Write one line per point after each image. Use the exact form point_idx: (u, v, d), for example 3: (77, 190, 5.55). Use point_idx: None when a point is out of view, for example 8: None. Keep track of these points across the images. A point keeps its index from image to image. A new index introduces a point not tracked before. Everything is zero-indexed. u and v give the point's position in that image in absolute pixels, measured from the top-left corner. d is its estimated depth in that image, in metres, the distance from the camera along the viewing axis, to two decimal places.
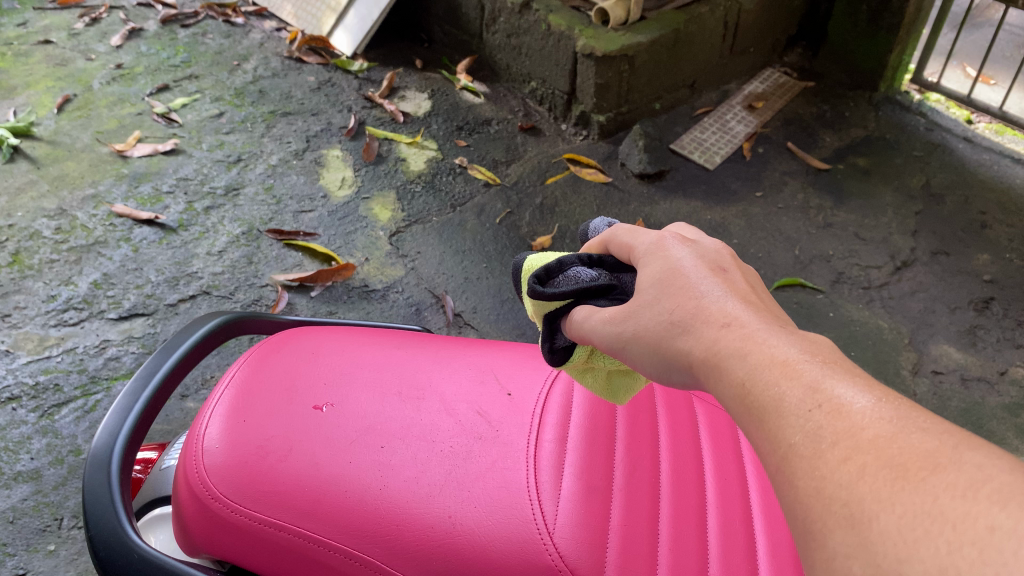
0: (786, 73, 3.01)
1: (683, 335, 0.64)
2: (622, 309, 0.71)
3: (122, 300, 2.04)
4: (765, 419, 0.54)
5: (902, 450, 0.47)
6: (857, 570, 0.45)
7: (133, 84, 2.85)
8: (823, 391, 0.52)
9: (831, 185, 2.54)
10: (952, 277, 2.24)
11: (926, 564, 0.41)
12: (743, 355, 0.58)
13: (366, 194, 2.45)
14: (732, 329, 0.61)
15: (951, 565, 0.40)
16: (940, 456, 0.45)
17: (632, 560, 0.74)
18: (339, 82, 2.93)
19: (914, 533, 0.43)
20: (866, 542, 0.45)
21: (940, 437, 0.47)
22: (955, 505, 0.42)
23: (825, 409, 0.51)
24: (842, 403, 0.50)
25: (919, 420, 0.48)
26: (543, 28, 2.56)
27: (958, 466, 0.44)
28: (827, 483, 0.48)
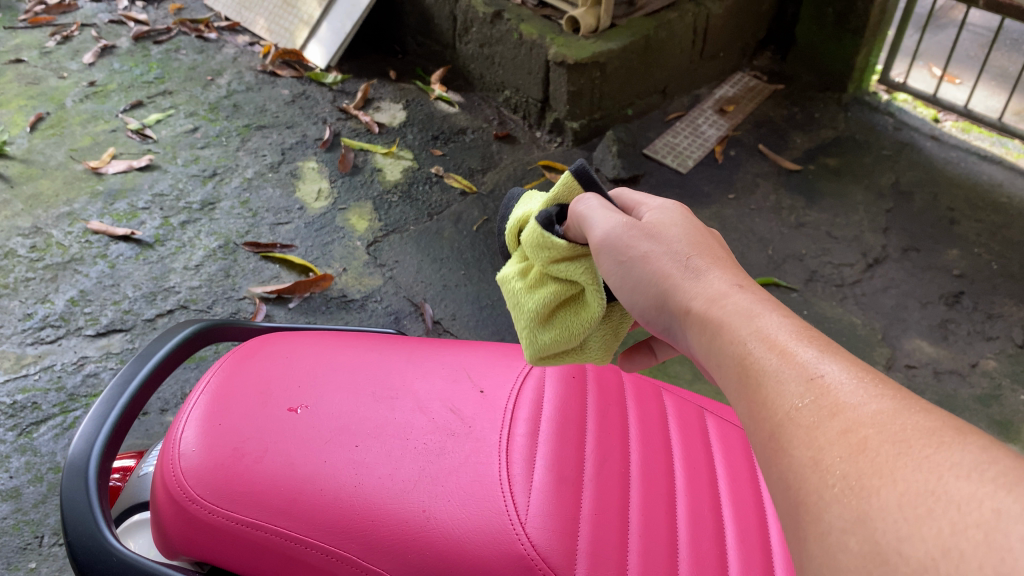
0: (756, 77, 3.06)
1: (692, 268, 0.72)
2: (637, 232, 0.77)
3: (99, 316, 2.04)
4: (760, 404, 0.58)
5: (903, 426, 0.49)
6: (853, 544, 0.46)
7: (106, 101, 2.85)
8: (814, 373, 0.56)
9: (803, 185, 2.58)
10: (923, 272, 2.28)
11: (928, 542, 0.43)
12: (751, 297, 0.65)
13: (342, 204, 2.46)
14: (740, 295, 0.67)
15: (955, 544, 0.42)
16: (944, 436, 0.47)
17: (602, 548, 0.76)
18: (313, 95, 2.94)
19: (916, 511, 0.44)
20: (865, 518, 0.46)
21: (940, 418, 0.50)
22: (960, 486, 0.44)
23: (817, 393, 0.55)
24: (833, 389, 0.54)
25: (915, 402, 0.51)
26: (515, 37, 2.59)
27: (962, 447, 0.46)
28: (824, 457, 0.51)
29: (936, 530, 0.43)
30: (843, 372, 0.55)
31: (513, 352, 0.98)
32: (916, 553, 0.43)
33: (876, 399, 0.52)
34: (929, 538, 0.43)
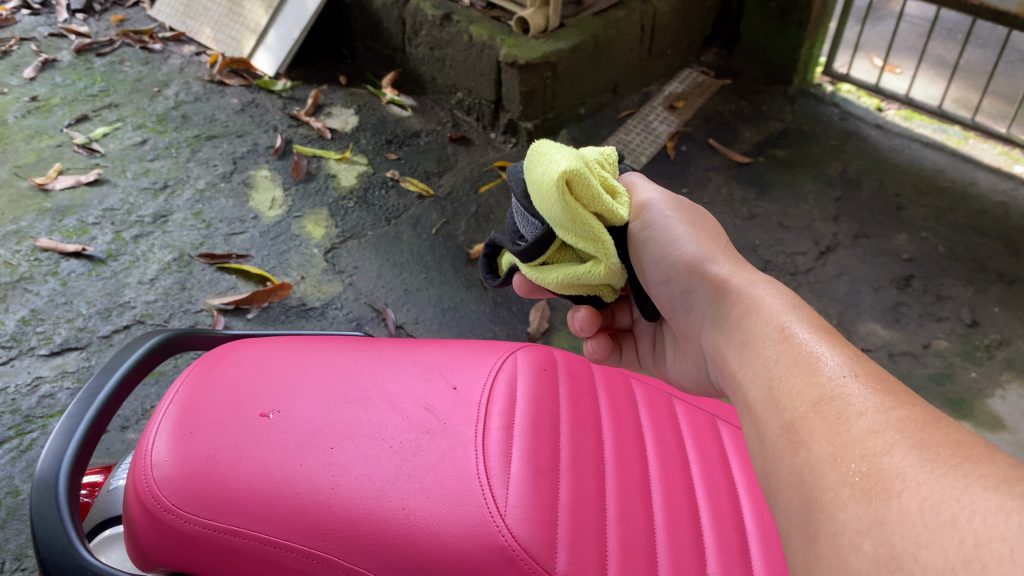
0: (704, 72, 3.10)
1: (732, 270, 0.97)
2: (685, 217, 1.05)
3: (53, 335, 2.00)
4: (795, 421, 0.71)
5: (923, 429, 0.60)
6: (867, 544, 0.55)
7: (50, 116, 2.79)
8: (840, 391, 0.69)
9: (754, 177, 2.63)
10: (874, 258, 2.34)
11: (949, 551, 0.50)
12: (784, 294, 0.88)
13: (297, 212, 2.44)
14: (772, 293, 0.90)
15: (977, 555, 0.48)
16: (979, 455, 0.56)
17: (581, 535, 0.77)
18: (262, 103, 2.91)
19: (938, 518, 0.52)
20: (882, 520, 0.56)
21: (965, 434, 0.59)
22: (988, 502, 0.50)
23: (843, 405, 0.67)
24: (856, 404, 0.66)
25: (938, 419, 0.62)
26: (465, 39, 2.59)
27: (992, 463, 0.54)
28: (847, 456, 0.62)
29: (958, 541, 0.50)
30: (864, 389, 0.68)
31: (483, 347, 0.98)
32: (933, 559, 0.50)
33: (896, 409, 0.63)
34: (949, 547, 0.50)
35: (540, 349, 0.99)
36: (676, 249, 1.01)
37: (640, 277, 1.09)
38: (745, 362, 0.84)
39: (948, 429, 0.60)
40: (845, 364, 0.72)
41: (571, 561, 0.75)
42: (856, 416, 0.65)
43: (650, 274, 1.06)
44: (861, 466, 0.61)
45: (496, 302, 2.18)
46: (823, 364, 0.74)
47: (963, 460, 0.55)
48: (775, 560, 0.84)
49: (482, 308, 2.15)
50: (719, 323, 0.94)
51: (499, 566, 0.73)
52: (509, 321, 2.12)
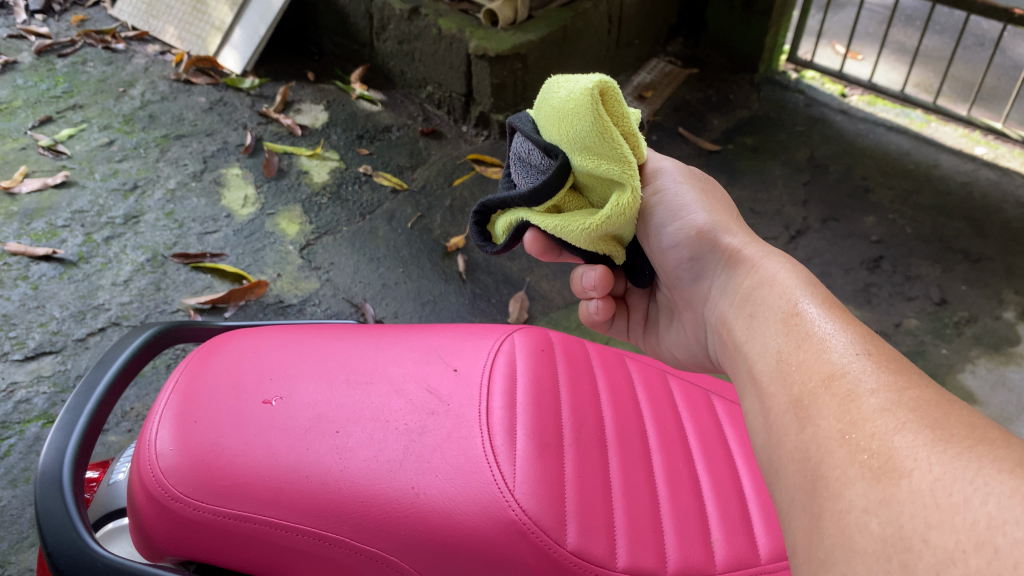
0: (671, 62, 3.13)
1: (745, 242, 0.99)
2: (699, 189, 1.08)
3: (26, 340, 1.97)
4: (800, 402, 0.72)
5: (935, 412, 0.61)
6: (876, 524, 0.55)
7: (12, 118, 2.74)
8: (846, 373, 0.70)
9: (724, 164, 2.66)
10: (843, 240, 2.38)
11: (961, 533, 0.50)
12: (799, 270, 0.91)
13: (271, 210, 2.43)
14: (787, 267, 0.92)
15: (991, 536, 0.48)
16: (990, 437, 0.56)
17: (589, 507, 0.79)
18: (231, 101, 2.89)
19: (952, 498, 0.52)
20: (892, 501, 0.55)
21: (975, 419, 0.60)
22: (1003, 481, 0.51)
23: (848, 388, 0.68)
24: (860, 387, 0.67)
25: (944, 401, 0.63)
26: (434, 32, 2.59)
27: (1005, 446, 0.54)
28: (855, 434, 0.63)
29: (972, 522, 0.50)
30: (870, 369, 0.69)
31: (479, 330, 0.99)
32: (945, 541, 0.50)
33: (906, 391, 0.64)
34: (960, 529, 0.50)
35: (535, 330, 1.00)
36: (687, 216, 1.03)
37: (644, 246, 1.11)
38: (759, 334, 0.86)
39: (959, 411, 0.61)
40: (855, 345, 0.73)
41: (580, 533, 0.77)
42: (867, 395, 0.66)
43: (657, 241, 1.07)
44: (870, 444, 0.61)
45: (474, 294, 2.18)
46: (833, 344, 0.75)
47: (976, 444, 0.55)
48: (774, 526, 0.87)
49: (461, 300, 2.16)
50: (731, 295, 0.96)
51: (512, 541, 0.75)
52: (489, 313, 2.13)
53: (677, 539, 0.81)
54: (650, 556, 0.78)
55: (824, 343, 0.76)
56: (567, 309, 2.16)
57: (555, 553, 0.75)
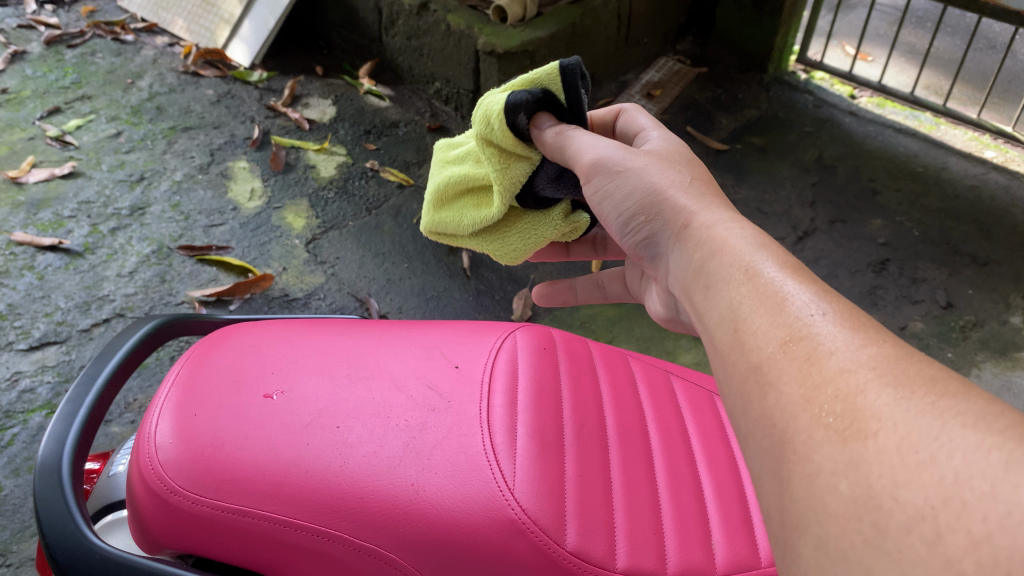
0: (680, 61, 3.12)
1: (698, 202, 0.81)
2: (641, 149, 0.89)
3: (32, 330, 1.97)
4: (748, 348, 0.64)
5: (902, 367, 0.54)
6: (844, 486, 0.51)
7: (21, 108, 2.74)
8: (804, 321, 0.61)
9: (731, 164, 2.65)
10: (850, 242, 2.37)
11: (929, 490, 0.47)
12: (753, 234, 0.74)
13: (277, 203, 2.43)
14: (740, 232, 0.75)
15: (959, 493, 0.45)
16: (948, 385, 0.52)
17: (589, 508, 0.79)
18: (239, 94, 2.89)
19: (918, 456, 0.48)
20: (858, 460, 0.51)
21: (940, 368, 0.55)
22: (967, 433, 0.48)
23: (808, 336, 0.60)
24: (820, 331, 0.60)
25: (914, 355, 0.56)
26: (443, 28, 2.59)
27: (968, 397, 0.51)
28: (815, 394, 0.57)
29: (939, 478, 0.47)
30: (834, 320, 0.60)
31: (482, 327, 0.99)
32: (913, 499, 0.47)
33: (871, 346, 0.57)
34: (929, 486, 0.47)
35: (538, 328, 0.99)
36: (632, 186, 0.85)
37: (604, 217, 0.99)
38: (710, 314, 0.72)
39: (922, 364, 0.55)
40: (815, 301, 0.63)
41: (580, 533, 0.76)
42: (827, 355, 0.58)
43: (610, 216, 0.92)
44: (835, 405, 0.55)
45: (479, 290, 2.18)
46: (792, 301, 0.64)
47: (940, 396, 0.51)
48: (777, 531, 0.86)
49: (466, 297, 2.16)
50: (681, 266, 0.79)
51: (511, 540, 0.74)
52: (493, 309, 2.13)
53: (678, 541, 0.81)
54: (651, 558, 0.78)
55: (776, 293, 0.66)
56: (571, 307, 2.16)
57: (555, 553, 0.74)
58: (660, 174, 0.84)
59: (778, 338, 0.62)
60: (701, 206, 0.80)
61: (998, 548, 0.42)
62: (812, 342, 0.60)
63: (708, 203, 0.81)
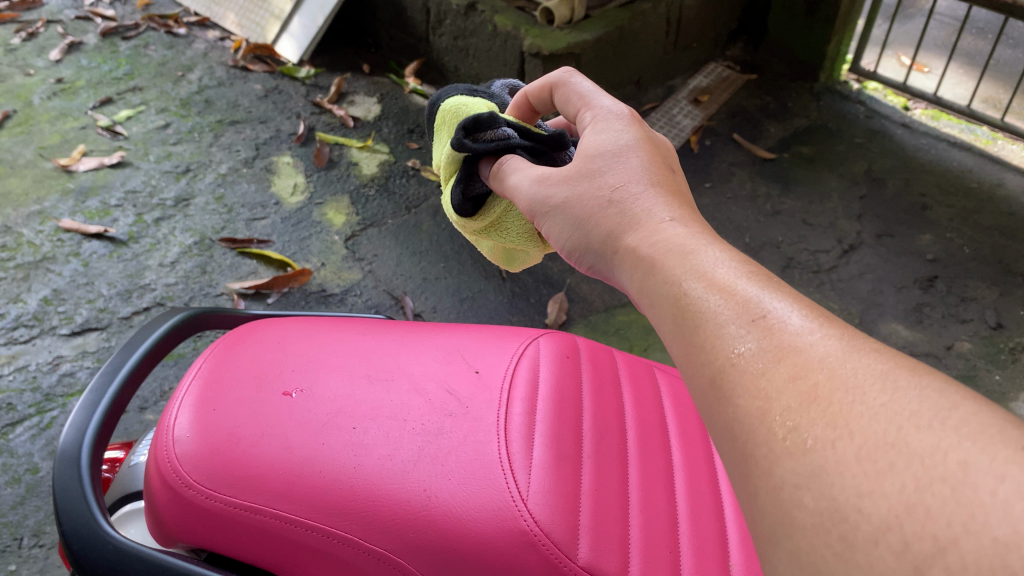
0: (729, 67, 3.07)
1: (623, 221, 0.75)
2: (556, 175, 0.83)
3: (75, 315, 2.01)
4: (697, 344, 0.60)
5: (853, 369, 0.51)
6: (810, 501, 0.47)
7: (74, 98, 2.80)
8: (759, 315, 0.57)
9: (778, 173, 2.60)
10: (897, 257, 2.31)
11: (892, 501, 0.43)
12: (673, 256, 0.67)
13: (319, 199, 2.44)
14: (656, 261, 0.68)
15: (920, 502, 0.42)
16: (894, 379, 0.49)
17: (604, 522, 0.77)
18: (285, 90, 2.91)
19: (876, 466, 0.45)
20: (819, 473, 0.47)
21: (891, 358, 0.51)
22: (922, 437, 0.45)
23: (762, 330, 0.56)
24: (776, 325, 0.56)
25: (866, 345, 0.53)
26: (489, 28, 2.58)
27: (918, 391, 0.48)
28: (772, 405, 0.52)
29: (900, 487, 0.43)
30: (791, 311, 0.57)
31: (505, 332, 0.98)
32: (877, 510, 0.44)
33: (828, 335, 0.54)
34: (891, 495, 0.44)
35: (563, 336, 0.97)
36: (564, 234, 0.81)
37: None
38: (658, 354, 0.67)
39: (879, 351, 0.52)
40: (770, 292, 0.59)
41: (593, 548, 0.74)
42: (788, 347, 0.54)
43: None
44: (789, 419, 0.51)
45: (514, 293, 2.17)
46: (740, 292, 0.60)
47: (891, 398, 0.48)
48: None
49: (500, 299, 2.14)
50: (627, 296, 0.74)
51: (521, 552, 0.73)
52: (527, 313, 2.11)
53: (693, 561, 0.78)
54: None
55: (736, 290, 0.61)
56: (607, 313, 2.14)
57: (565, 567, 0.73)
58: (582, 198, 0.79)
59: (741, 330, 0.57)
60: (628, 225, 0.74)
61: (965, 553, 0.39)
62: (780, 336, 0.55)
63: (632, 216, 0.74)
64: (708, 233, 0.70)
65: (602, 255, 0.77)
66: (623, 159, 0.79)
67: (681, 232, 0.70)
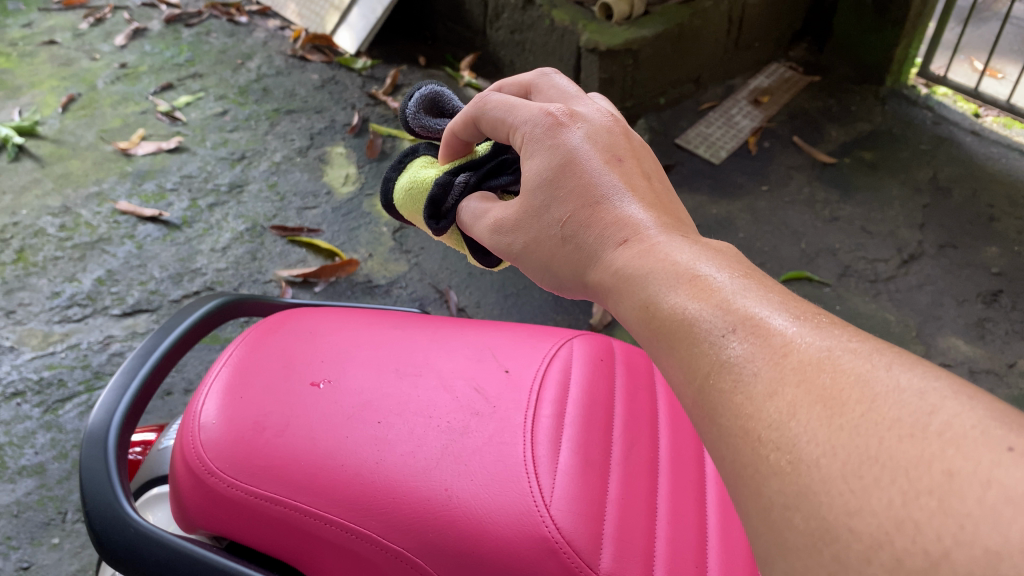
0: (792, 68, 2.99)
1: (584, 256, 0.75)
2: (509, 219, 0.82)
3: (126, 296, 2.00)
4: (678, 349, 0.57)
5: (834, 373, 0.47)
6: (799, 521, 0.43)
7: (136, 83, 2.85)
8: (737, 317, 0.54)
9: (838, 179, 2.52)
10: (960, 269, 2.22)
11: (880, 516, 0.40)
12: (628, 290, 0.66)
13: (370, 189, 2.41)
14: (616, 300, 0.68)
15: (909, 517, 0.39)
16: (874, 385, 0.45)
17: (629, 533, 0.74)
18: (342, 80, 2.92)
19: (862, 480, 0.42)
20: (804, 490, 0.44)
21: (872, 358, 0.48)
22: (903, 446, 0.41)
23: (745, 330, 0.53)
24: (759, 326, 0.53)
25: (849, 343, 0.49)
26: (547, 23, 2.55)
27: (900, 392, 0.44)
28: (756, 415, 0.48)
29: (887, 502, 0.40)
30: (773, 313, 0.53)
31: (538, 332, 0.95)
32: (866, 528, 0.40)
33: (810, 332, 0.51)
34: (879, 512, 0.40)
35: (599, 338, 0.95)
36: (539, 275, 0.82)
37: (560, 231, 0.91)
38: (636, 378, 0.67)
39: (860, 349, 0.49)
40: (743, 294, 0.57)
41: (615, 559, 0.71)
42: (765, 353, 0.51)
43: None
44: (771, 434, 0.47)
45: None
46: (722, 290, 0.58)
47: (870, 406, 0.44)
48: None
49: (546, 296, 2.12)
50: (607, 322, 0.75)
51: (541, 558, 0.70)
52: (572, 312, 2.08)
53: None
54: None
55: (714, 293, 0.58)
56: None
57: None
58: (537, 241, 0.79)
59: (723, 334, 0.54)
60: (589, 259, 0.74)
61: (957, 566, 0.36)
62: (764, 335, 0.52)
63: (589, 252, 0.74)
64: (653, 248, 0.68)
65: (576, 289, 0.78)
66: (560, 183, 0.78)
67: (620, 262, 0.69)
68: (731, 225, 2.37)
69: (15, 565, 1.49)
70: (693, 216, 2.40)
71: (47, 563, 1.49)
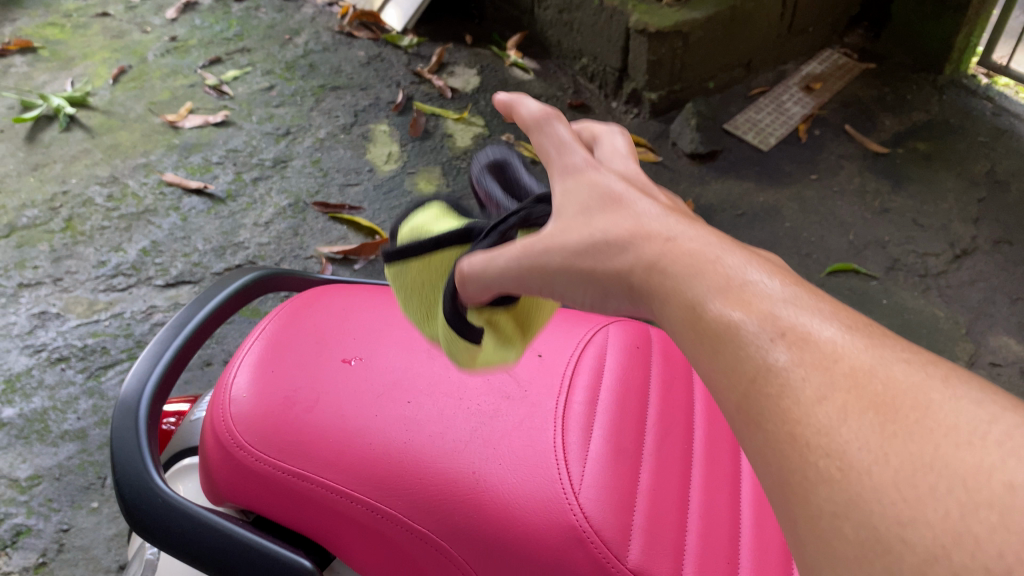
0: (846, 54, 2.90)
1: None
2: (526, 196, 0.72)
3: (170, 268, 2.01)
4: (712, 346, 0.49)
5: (895, 391, 0.43)
6: (848, 531, 0.40)
7: (186, 56, 2.86)
8: (784, 318, 0.47)
9: (890, 170, 2.45)
10: (1015, 266, 2.15)
11: (934, 528, 0.38)
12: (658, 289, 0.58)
13: (411, 168, 2.40)
14: None
15: (967, 531, 0.37)
16: (922, 393, 0.43)
17: (659, 525, 0.72)
18: (388, 58, 2.91)
19: (917, 490, 0.39)
20: (855, 498, 0.40)
21: (914, 366, 0.45)
22: (962, 457, 0.40)
23: (789, 339, 0.46)
24: (808, 332, 0.46)
25: (899, 355, 0.46)
26: (595, 4, 2.50)
27: (956, 403, 0.42)
28: (811, 428, 0.43)
29: (944, 512, 0.38)
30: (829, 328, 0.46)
31: (574, 316, 0.93)
32: (919, 539, 0.38)
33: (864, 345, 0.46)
34: (936, 522, 0.38)
35: (637, 325, 0.93)
36: None
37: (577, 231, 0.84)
38: None
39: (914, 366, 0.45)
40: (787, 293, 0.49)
41: (644, 551, 0.70)
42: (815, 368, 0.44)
43: None
44: (824, 449, 0.42)
45: None
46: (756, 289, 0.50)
47: (923, 414, 0.42)
48: None
49: None
50: None
51: (569, 547, 0.69)
52: None
53: None
54: None
55: (753, 291, 0.49)
56: None
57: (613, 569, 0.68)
58: None
59: (765, 338, 0.47)
60: None
61: None
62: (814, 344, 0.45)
63: None
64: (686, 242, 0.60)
65: None
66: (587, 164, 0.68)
67: None
68: (777, 214, 2.32)
69: (56, 527, 1.52)
70: (739, 203, 2.35)
71: (87, 526, 1.52)
